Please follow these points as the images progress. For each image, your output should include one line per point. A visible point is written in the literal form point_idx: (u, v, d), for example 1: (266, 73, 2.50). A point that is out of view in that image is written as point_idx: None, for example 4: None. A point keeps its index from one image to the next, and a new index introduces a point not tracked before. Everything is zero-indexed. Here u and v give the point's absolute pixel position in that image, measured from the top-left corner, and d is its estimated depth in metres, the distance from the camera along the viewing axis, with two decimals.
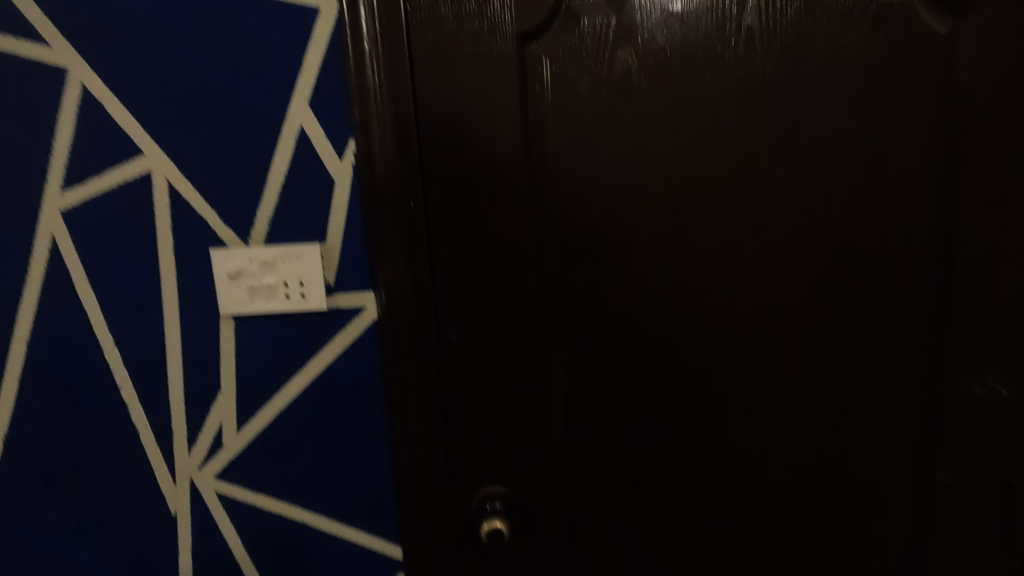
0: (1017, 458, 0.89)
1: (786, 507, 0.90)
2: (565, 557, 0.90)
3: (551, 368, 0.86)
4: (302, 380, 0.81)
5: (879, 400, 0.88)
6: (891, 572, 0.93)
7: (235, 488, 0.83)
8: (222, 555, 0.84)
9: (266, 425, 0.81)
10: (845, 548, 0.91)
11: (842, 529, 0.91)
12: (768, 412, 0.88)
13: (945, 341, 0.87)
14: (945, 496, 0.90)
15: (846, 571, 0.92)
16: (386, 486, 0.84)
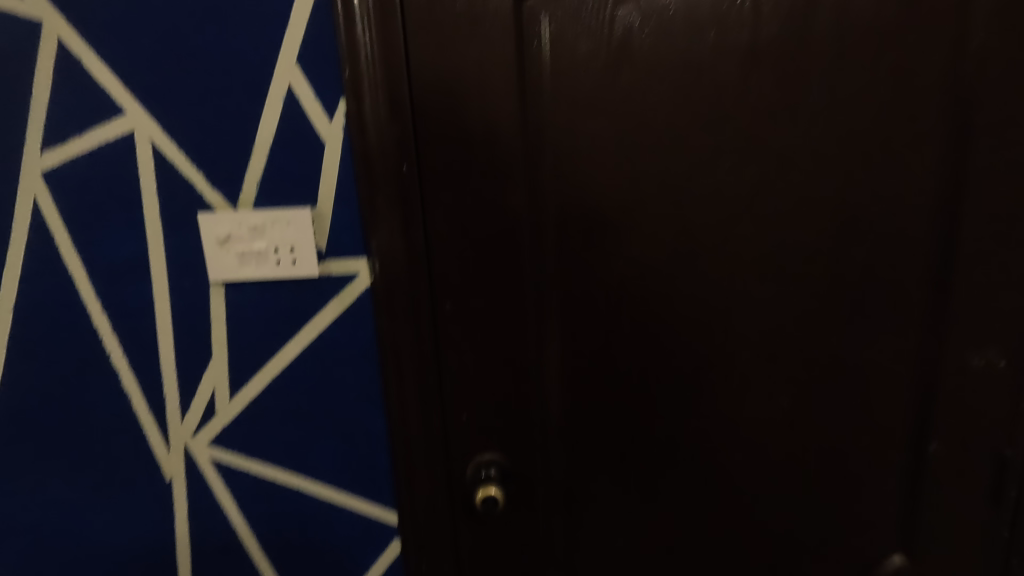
0: (982, 422, 0.94)
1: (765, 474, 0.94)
2: (553, 517, 0.94)
3: (544, 341, 0.87)
4: (296, 347, 0.81)
5: (860, 374, 0.90)
6: (863, 533, 0.97)
7: (230, 452, 0.84)
8: (218, 515, 0.86)
9: (260, 391, 0.82)
10: (820, 511, 0.96)
11: (817, 496, 0.95)
12: (753, 385, 0.90)
13: (927, 314, 0.89)
14: (915, 460, 0.95)
15: (821, 532, 0.97)
16: (380, 452, 0.86)
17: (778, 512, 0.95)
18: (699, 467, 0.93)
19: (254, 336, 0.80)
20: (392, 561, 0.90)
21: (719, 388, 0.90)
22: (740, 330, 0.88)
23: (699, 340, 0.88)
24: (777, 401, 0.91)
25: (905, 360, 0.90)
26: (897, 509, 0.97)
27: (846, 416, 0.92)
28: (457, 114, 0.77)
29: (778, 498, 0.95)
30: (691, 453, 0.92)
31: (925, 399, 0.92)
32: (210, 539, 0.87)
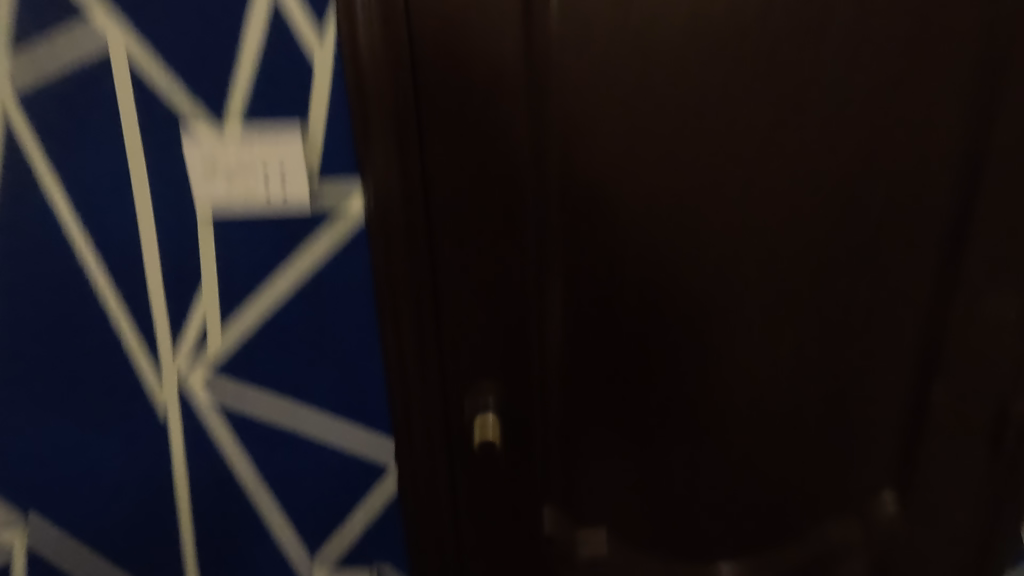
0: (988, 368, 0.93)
1: (765, 416, 0.93)
2: (550, 455, 0.94)
3: (544, 277, 0.84)
4: (289, 279, 0.78)
5: (867, 317, 0.88)
6: (858, 474, 0.98)
7: (224, 386, 0.83)
8: (214, 447, 0.86)
9: (253, 324, 0.80)
10: (817, 453, 0.96)
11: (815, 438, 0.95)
12: (759, 326, 0.88)
13: (939, 257, 0.86)
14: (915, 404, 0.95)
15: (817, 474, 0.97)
16: (376, 386, 0.85)
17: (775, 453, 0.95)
18: (700, 408, 0.92)
19: (244, 265, 0.77)
20: (389, 494, 0.91)
21: (724, 329, 0.88)
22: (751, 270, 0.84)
23: (707, 280, 0.84)
24: (782, 344, 0.89)
25: (914, 303, 0.88)
26: (892, 450, 0.97)
27: (850, 359, 0.91)
28: (458, 62, 0.73)
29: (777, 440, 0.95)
30: (691, 393, 0.91)
31: (931, 344, 0.91)
32: (207, 470, 0.87)
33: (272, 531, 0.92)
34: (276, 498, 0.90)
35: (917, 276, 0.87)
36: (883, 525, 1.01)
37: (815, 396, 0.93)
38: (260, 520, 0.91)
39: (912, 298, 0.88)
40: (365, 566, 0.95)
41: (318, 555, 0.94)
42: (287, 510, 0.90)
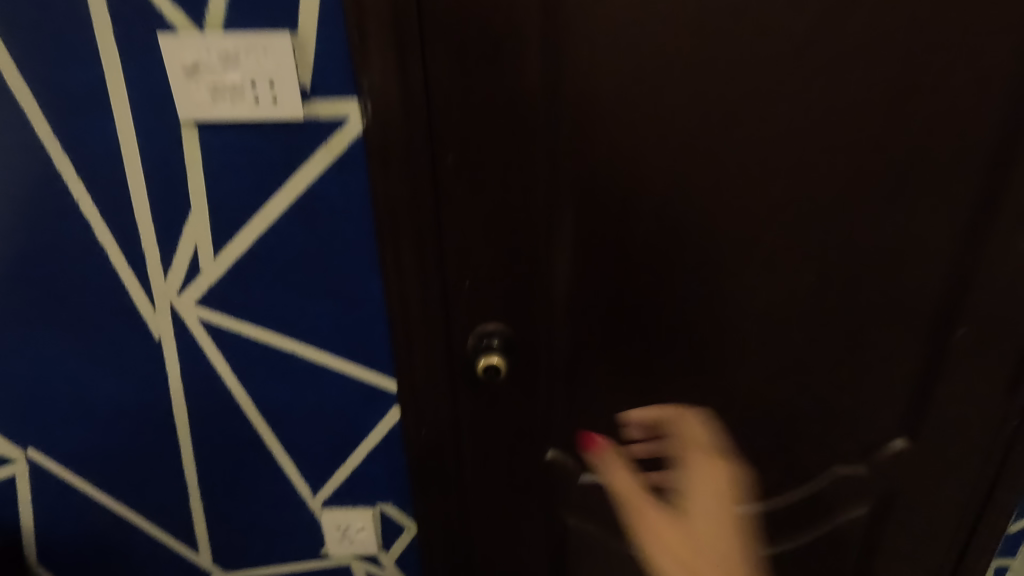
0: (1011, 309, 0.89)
1: (775, 357, 0.91)
2: (556, 392, 0.92)
3: (553, 207, 0.79)
4: (282, 201, 0.74)
5: (888, 253, 0.85)
6: (870, 418, 0.96)
7: (218, 315, 0.80)
8: (212, 376, 0.84)
9: (246, 250, 0.76)
10: (829, 394, 0.94)
11: (825, 380, 0.93)
12: (775, 263, 0.84)
13: (971, 190, 0.82)
14: (933, 346, 0.92)
15: (828, 416, 0.96)
16: (377, 319, 0.82)
17: (783, 395, 0.94)
18: (710, 346, 0.89)
19: (235, 187, 0.72)
20: (390, 428, 0.90)
21: (740, 265, 0.84)
22: (769, 201, 0.80)
23: (723, 213, 0.80)
24: (798, 282, 0.86)
25: (936, 241, 0.85)
26: (905, 395, 0.95)
27: (865, 299, 0.88)
28: None
29: (786, 381, 0.93)
30: (702, 332, 0.88)
31: (953, 282, 0.88)
32: (206, 400, 0.86)
33: (274, 461, 0.91)
34: (277, 429, 0.89)
35: (943, 212, 0.83)
36: (891, 470, 1.00)
37: (829, 336, 0.90)
38: (262, 449, 0.90)
39: (935, 236, 0.84)
40: (367, 499, 0.95)
41: (320, 485, 0.93)
42: (288, 441, 0.90)
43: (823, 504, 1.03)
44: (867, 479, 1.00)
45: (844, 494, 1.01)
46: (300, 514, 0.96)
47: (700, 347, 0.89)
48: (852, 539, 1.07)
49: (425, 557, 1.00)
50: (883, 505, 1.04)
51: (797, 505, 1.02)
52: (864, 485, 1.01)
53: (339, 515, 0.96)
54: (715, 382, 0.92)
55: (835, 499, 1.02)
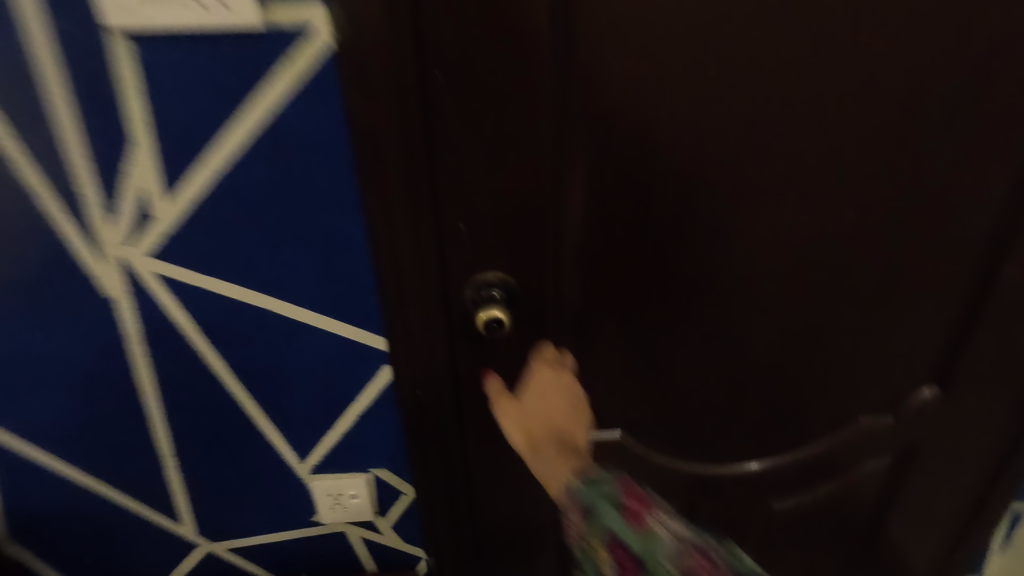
0: None
1: (802, 303, 0.83)
2: (563, 346, 0.84)
3: (559, 136, 0.69)
4: (241, 134, 0.62)
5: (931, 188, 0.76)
6: (899, 368, 0.89)
7: (177, 269, 0.69)
8: (178, 339, 0.75)
9: (202, 193, 0.65)
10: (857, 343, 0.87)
11: (856, 328, 0.86)
12: (810, 199, 0.75)
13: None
14: (971, 290, 0.84)
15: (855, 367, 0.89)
16: (361, 270, 0.71)
17: (809, 344, 0.86)
18: (732, 293, 0.81)
19: (183, 117, 0.61)
20: (382, 390, 0.81)
21: (770, 201, 0.75)
22: (808, 128, 0.70)
23: (755, 140, 0.70)
24: (832, 219, 0.77)
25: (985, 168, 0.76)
26: (937, 341, 0.88)
27: (905, 237, 0.79)
28: None
29: (812, 329, 0.85)
30: (723, 278, 0.80)
31: (1002, 221, 0.79)
32: (173, 365, 0.77)
33: (255, 428, 0.83)
34: (256, 394, 0.80)
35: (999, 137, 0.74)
36: (917, 420, 0.94)
37: (862, 279, 0.82)
38: (241, 415, 0.82)
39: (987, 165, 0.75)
40: (359, 465, 0.88)
41: (308, 452, 0.86)
42: (269, 406, 0.81)
43: (844, 457, 0.97)
44: (892, 430, 0.94)
45: (866, 445, 0.96)
46: (288, 482, 0.89)
47: (721, 293, 0.81)
48: (870, 490, 1.03)
49: (425, 522, 0.94)
50: (906, 455, 0.99)
51: (811, 459, 0.96)
52: (888, 436, 0.95)
53: (330, 482, 0.89)
54: (735, 331, 0.84)
55: (857, 451, 0.96)
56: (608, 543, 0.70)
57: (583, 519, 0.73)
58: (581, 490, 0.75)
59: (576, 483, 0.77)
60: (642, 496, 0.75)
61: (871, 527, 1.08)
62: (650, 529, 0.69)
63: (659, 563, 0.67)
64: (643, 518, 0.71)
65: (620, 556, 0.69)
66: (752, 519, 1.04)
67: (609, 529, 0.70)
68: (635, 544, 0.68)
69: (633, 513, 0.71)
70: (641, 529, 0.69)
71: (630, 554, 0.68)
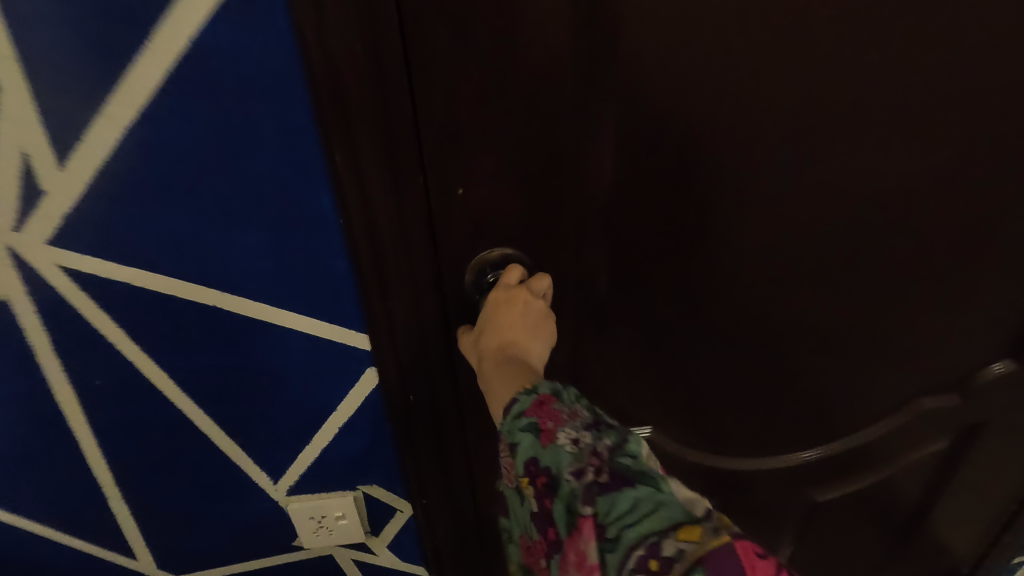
0: None
1: (868, 272, 0.69)
2: (584, 331, 0.70)
3: (580, 69, 0.53)
4: (152, 73, 0.45)
5: None
6: (971, 339, 0.77)
7: (88, 260, 0.53)
8: (102, 348, 0.59)
9: (109, 157, 0.48)
10: (926, 316, 0.74)
11: (927, 298, 0.73)
12: (891, 144, 0.60)
13: None
14: None
15: (920, 342, 0.76)
16: (331, 252, 0.56)
17: (871, 318, 0.73)
18: (787, 263, 0.67)
19: (67, 49, 0.44)
20: (366, 397, 0.67)
21: (842, 149, 0.60)
22: (897, 51, 0.55)
23: (830, 69, 0.55)
24: (914, 169, 0.62)
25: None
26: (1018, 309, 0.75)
27: (1000, 187, 0.65)
28: None
29: (877, 301, 0.72)
30: (778, 246, 0.66)
31: None
32: (102, 380, 0.61)
33: (213, 447, 0.68)
34: (210, 408, 0.65)
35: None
36: (983, 397, 0.83)
37: (941, 241, 0.68)
38: (195, 434, 0.67)
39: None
40: (345, 482, 0.74)
41: (282, 471, 0.72)
42: (229, 422, 0.67)
43: (900, 441, 0.86)
44: (955, 409, 0.83)
45: (925, 427, 0.84)
46: (261, 506, 0.75)
47: (775, 264, 0.67)
48: (924, 474, 0.92)
49: (426, 540, 0.81)
50: (966, 435, 0.88)
51: (863, 448, 0.85)
52: (949, 416, 0.84)
53: (312, 504, 0.75)
54: (787, 308, 0.71)
55: (914, 434, 0.85)
56: (530, 476, 0.50)
57: (508, 458, 0.52)
58: (504, 425, 0.53)
59: (500, 422, 0.54)
60: (555, 400, 0.53)
61: (923, 515, 0.98)
62: (558, 446, 0.49)
63: (565, 484, 0.47)
64: (552, 433, 0.50)
65: (542, 500, 0.49)
66: (793, 512, 0.93)
67: (526, 459, 0.50)
68: (549, 468, 0.49)
69: (544, 429, 0.51)
70: (552, 448, 0.49)
71: (545, 480, 0.49)
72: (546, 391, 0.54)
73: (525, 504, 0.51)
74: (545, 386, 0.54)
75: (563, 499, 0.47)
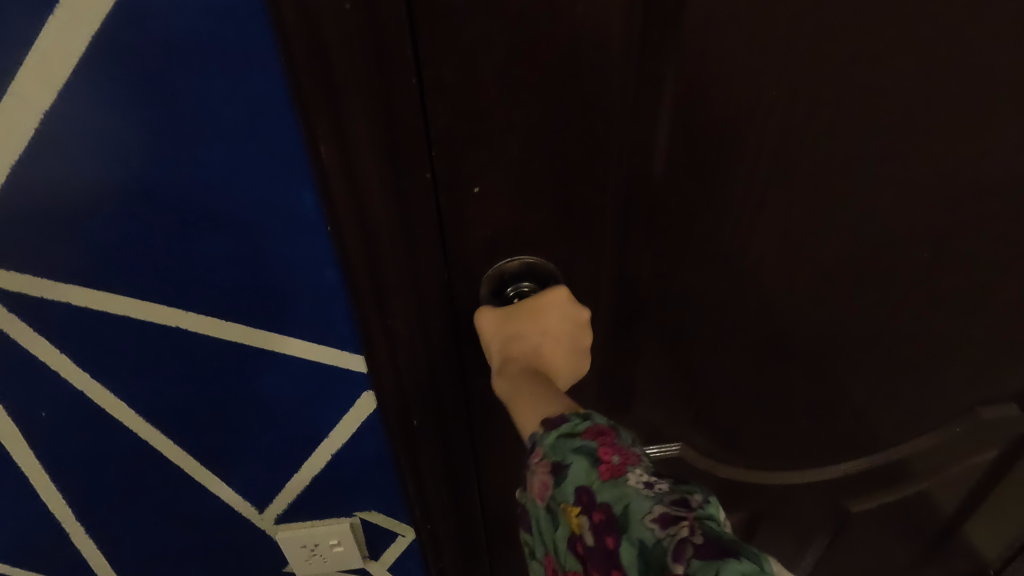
0: None
1: (943, 275, 0.60)
2: (611, 341, 0.61)
3: (630, 32, 0.42)
4: (74, 38, 0.34)
5: None
6: None
7: (12, 275, 0.43)
8: (43, 377, 0.49)
9: (25, 147, 0.38)
10: (995, 325, 0.66)
11: (1003, 303, 0.64)
12: (995, 128, 0.50)
13: None
14: None
15: (985, 351, 0.69)
16: (318, 261, 0.46)
17: (940, 324, 0.65)
18: (852, 267, 0.58)
19: None
20: (363, 420, 0.58)
21: (935, 134, 0.50)
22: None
23: (940, 37, 0.44)
24: (1016, 158, 0.52)
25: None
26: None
27: None
28: None
29: (949, 306, 0.63)
30: (843, 250, 0.56)
31: None
32: (47, 411, 0.51)
33: (187, 477, 0.59)
34: (180, 437, 0.56)
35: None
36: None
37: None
38: (165, 465, 0.58)
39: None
40: (340, 507, 0.66)
41: (268, 501, 0.63)
42: (202, 451, 0.57)
43: (950, 450, 0.79)
44: (1009, 418, 0.77)
45: (978, 435, 0.78)
46: (245, 534, 0.67)
47: (841, 267, 0.58)
48: (968, 482, 0.86)
49: (431, 563, 0.74)
50: (1019, 443, 0.81)
51: (908, 459, 0.78)
52: (1005, 423, 0.77)
53: (304, 532, 0.67)
54: (847, 314, 0.62)
55: (965, 442, 0.78)
56: (580, 508, 0.38)
57: (547, 482, 0.40)
58: (545, 439, 0.41)
59: (540, 438, 0.41)
60: (616, 434, 0.41)
61: (960, 523, 0.92)
62: (626, 484, 0.37)
63: (638, 527, 0.34)
64: (619, 466, 0.38)
65: (593, 540, 0.37)
66: (824, 522, 0.87)
67: (578, 487, 0.38)
68: (612, 506, 0.36)
69: (605, 461, 0.38)
70: (616, 484, 0.37)
71: (608, 522, 0.36)
72: (603, 420, 0.41)
73: (561, 534, 0.39)
74: (603, 415, 0.41)
75: (633, 546, 0.34)
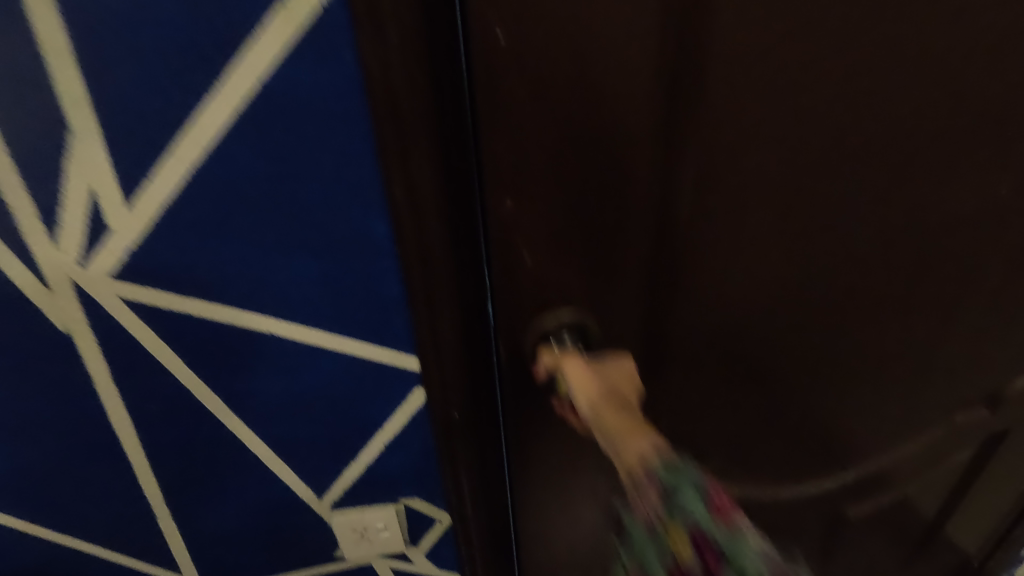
0: None
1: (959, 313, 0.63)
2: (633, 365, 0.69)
3: (646, 100, 0.51)
4: (221, 111, 0.46)
5: None
6: (999, 359, 0.80)
7: (149, 291, 0.54)
8: (158, 375, 0.60)
9: (173, 192, 0.49)
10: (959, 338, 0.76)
11: (963, 317, 0.74)
12: (939, 172, 0.61)
13: None
14: None
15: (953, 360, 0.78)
16: (387, 278, 0.57)
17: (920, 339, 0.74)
18: (836, 290, 0.67)
19: (138, 90, 0.44)
20: (413, 414, 0.68)
21: (893, 178, 0.60)
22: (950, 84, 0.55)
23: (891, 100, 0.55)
24: (962, 191, 0.63)
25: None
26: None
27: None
28: None
29: (923, 321, 0.73)
30: (826, 277, 0.66)
31: None
32: (157, 406, 0.62)
33: (261, 466, 0.69)
34: (259, 429, 0.66)
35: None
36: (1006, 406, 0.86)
37: (990, 263, 0.69)
38: (244, 454, 0.68)
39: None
40: (387, 494, 0.76)
41: (327, 487, 0.73)
42: (277, 441, 0.67)
43: (931, 449, 0.88)
44: (981, 421, 0.86)
45: (954, 437, 0.87)
46: (303, 519, 0.76)
47: (835, 290, 0.66)
48: (949, 481, 0.95)
49: (463, 550, 0.83)
50: (991, 443, 0.91)
51: (895, 461, 0.88)
52: (979, 425, 0.87)
53: (356, 517, 0.77)
54: (834, 332, 0.71)
55: (946, 443, 0.88)
56: (692, 547, 0.46)
57: (659, 509, 0.47)
58: (661, 470, 0.47)
59: (654, 462, 0.48)
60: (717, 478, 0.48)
61: (942, 520, 1.01)
62: (736, 530, 0.45)
63: (746, 563, 0.44)
64: (729, 512, 0.46)
65: (699, 564, 0.46)
66: (823, 524, 0.94)
67: (695, 526, 0.45)
68: (724, 546, 0.45)
69: (717, 505, 0.46)
70: (727, 529, 0.45)
71: (714, 553, 0.45)
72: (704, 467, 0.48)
73: (666, 557, 0.49)
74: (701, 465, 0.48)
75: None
